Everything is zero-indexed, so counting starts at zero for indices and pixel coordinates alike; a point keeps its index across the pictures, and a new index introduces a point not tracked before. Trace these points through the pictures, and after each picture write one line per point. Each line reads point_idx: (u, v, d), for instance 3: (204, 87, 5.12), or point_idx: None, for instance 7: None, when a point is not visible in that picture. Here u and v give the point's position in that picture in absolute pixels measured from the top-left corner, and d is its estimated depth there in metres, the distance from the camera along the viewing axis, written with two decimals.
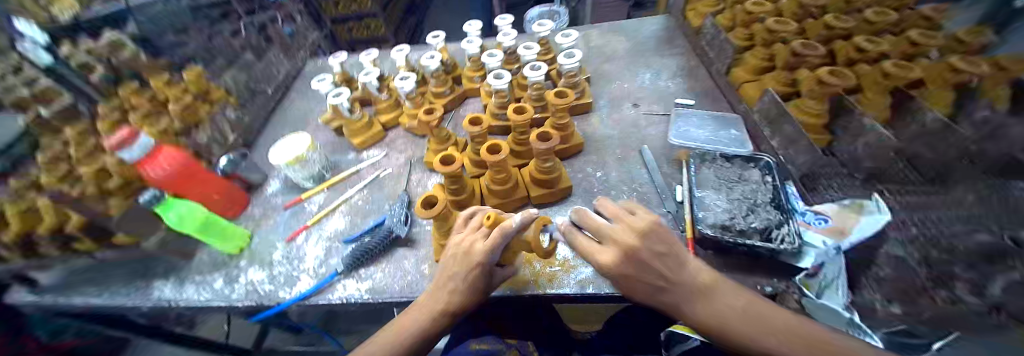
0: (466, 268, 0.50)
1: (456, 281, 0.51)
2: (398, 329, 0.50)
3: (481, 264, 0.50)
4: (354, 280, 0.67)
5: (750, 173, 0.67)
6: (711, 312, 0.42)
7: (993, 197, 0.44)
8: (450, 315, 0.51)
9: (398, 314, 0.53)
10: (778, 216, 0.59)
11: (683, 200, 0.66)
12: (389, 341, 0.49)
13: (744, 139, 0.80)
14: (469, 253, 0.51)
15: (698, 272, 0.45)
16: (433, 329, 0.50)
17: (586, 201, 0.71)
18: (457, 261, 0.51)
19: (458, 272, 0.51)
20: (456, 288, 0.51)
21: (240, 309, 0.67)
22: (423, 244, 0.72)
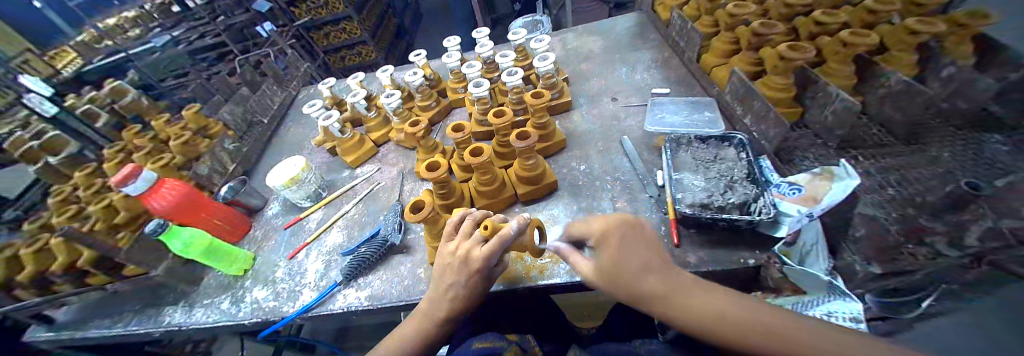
0: (465, 275, 0.50)
1: (456, 289, 0.50)
2: (394, 341, 0.52)
3: (480, 270, 0.49)
4: (353, 289, 0.70)
5: (724, 151, 0.70)
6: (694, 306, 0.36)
7: (972, 148, 0.57)
8: (452, 320, 0.51)
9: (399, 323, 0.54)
10: (754, 190, 0.61)
11: (663, 184, 0.69)
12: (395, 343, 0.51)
13: (718, 119, 0.82)
14: (468, 260, 0.49)
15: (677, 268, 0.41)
16: (434, 334, 0.52)
17: (571, 195, 0.74)
18: (454, 269, 0.50)
19: (459, 279, 0.50)
20: (457, 295, 0.50)
21: (248, 326, 0.70)
22: (418, 249, 0.75)
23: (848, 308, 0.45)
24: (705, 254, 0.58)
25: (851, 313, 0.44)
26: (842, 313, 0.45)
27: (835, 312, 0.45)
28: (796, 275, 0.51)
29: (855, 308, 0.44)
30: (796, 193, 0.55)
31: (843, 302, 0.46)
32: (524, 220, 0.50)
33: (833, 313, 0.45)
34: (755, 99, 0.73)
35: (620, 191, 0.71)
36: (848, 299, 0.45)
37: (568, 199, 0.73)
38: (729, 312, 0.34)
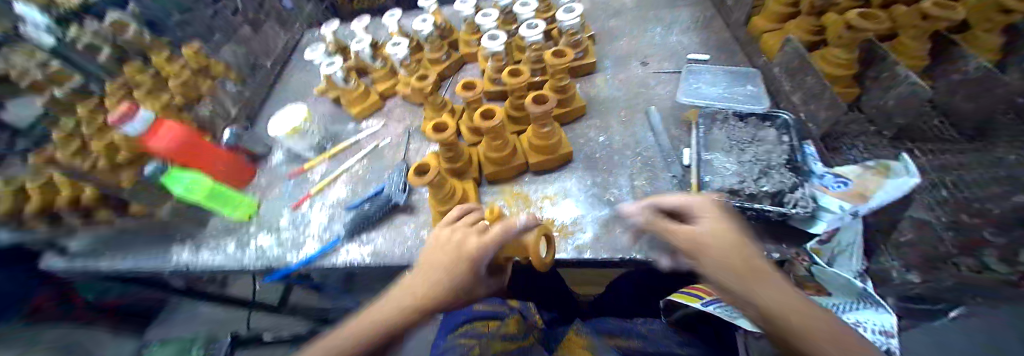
0: (452, 267, 0.39)
1: (428, 283, 0.38)
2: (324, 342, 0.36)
3: (470, 267, 0.39)
4: (356, 245, 0.69)
5: (763, 133, 0.62)
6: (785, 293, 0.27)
7: None
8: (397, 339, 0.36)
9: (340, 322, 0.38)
10: (793, 179, 0.54)
11: (688, 163, 0.62)
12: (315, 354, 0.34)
13: (761, 95, 0.73)
14: (460, 248, 0.40)
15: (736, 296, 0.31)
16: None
17: (587, 168, 0.68)
18: (442, 255, 0.40)
19: (440, 264, 0.39)
20: (424, 294, 0.37)
21: (252, 272, 0.70)
22: (422, 211, 0.72)
23: (877, 320, 0.39)
24: None
25: (881, 325, 0.38)
26: (870, 325, 0.39)
27: (863, 322, 0.40)
28: (828, 275, 0.45)
29: (887, 321, 0.38)
30: (841, 187, 0.51)
31: (872, 313, 0.40)
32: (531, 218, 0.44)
33: (858, 323, 0.40)
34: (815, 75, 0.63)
35: (640, 167, 0.66)
36: (881, 310, 0.40)
37: (583, 172, 0.68)
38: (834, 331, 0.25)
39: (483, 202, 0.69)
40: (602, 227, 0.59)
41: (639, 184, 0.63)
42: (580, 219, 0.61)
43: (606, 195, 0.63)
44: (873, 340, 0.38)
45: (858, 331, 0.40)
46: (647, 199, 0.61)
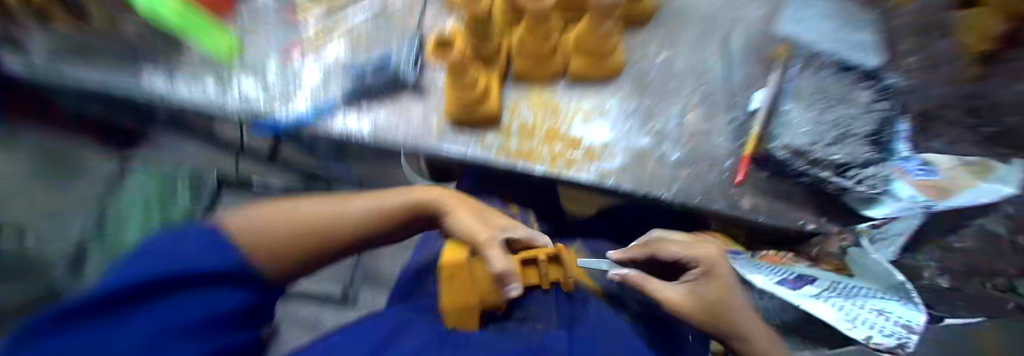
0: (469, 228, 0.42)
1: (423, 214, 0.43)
2: (273, 210, 0.37)
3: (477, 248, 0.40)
4: (353, 114, 0.60)
5: (857, 94, 0.53)
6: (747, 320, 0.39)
7: None
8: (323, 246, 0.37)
9: (291, 201, 0.39)
10: (872, 152, 0.48)
11: (756, 109, 0.53)
12: (264, 218, 0.35)
13: (870, 47, 0.56)
14: (482, 216, 0.45)
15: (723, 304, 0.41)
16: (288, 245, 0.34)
17: (634, 88, 0.58)
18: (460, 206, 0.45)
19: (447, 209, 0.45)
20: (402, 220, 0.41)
21: (231, 116, 0.60)
22: (433, 95, 0.62)
23: (904, 314, 0.36)
24: (764, 202, 0.49)
25: (906, 320, 0.35)
26: (896, 317, 0.36)
27: (887, 311, 0.37)
28: (867, 260, 0.43)
29: (914, 317, 0.35)
30: (921, 175, 0.45)
31: (898, 305, 0.37)
32: (500, 250, 0.40)
33: (883, 312, 0.37)
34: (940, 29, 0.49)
35: (697, 100, 0.56)
36: (910, 305, 0.36)
37: (631, 92, 0.58)
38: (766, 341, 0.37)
39: (506, 103, 0.59)
40: (634, 158, 0.51)
41: (691, 119, 0.54)
42: (611, 144, 0.53)
43: (649, 124, 0.54)
44: (891, 329, 0.35)
45: (882, 319, 0.36)
46: (695, 139, 0.53)
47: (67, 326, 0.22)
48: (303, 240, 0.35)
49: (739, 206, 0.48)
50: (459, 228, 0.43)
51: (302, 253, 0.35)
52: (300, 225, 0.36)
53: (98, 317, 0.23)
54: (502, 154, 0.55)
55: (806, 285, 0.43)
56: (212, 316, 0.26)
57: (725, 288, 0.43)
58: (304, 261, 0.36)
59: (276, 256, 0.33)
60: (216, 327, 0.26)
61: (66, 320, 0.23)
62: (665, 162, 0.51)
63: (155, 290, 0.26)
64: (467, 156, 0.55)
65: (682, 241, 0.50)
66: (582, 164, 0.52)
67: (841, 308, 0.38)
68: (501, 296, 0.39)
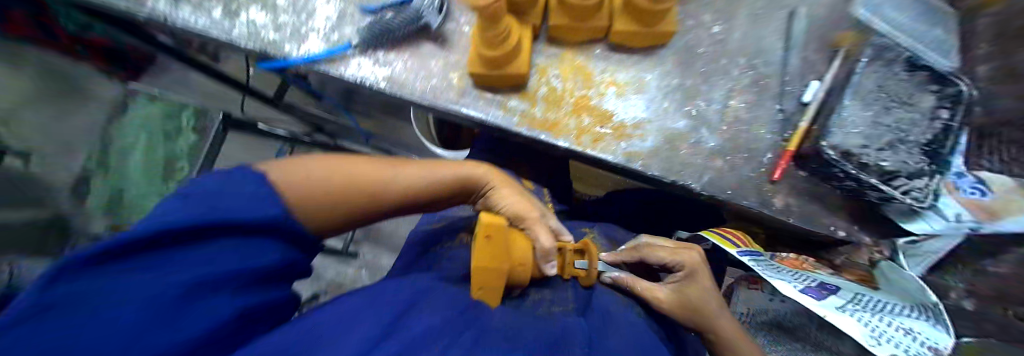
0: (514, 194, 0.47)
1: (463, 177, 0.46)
2: (308, 163, 0.35)
3: (533, 223, 0.45)
4: (371, 61, 0.56)
5: (920, 98, 0.45)
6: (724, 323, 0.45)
7: None
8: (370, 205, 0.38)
9: (312, 155, 0.37)
10: (922, 164, 0.44)
11: (810, 101, 0.50)
12: (312, 170, 0.35)
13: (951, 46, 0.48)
14: (507, 185, 0.49)
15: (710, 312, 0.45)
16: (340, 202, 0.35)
17: (680, 62, 0.53)
18: (499, 179, 0.49)
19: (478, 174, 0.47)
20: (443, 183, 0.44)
21: (245, 49, 0.57)
22: (456, 48, 0.57)
23: (933, 336, 0.36)
24: (795, 203, 0.50)
25: (933, 342, 0.35)
26: (923, 338, 0.36)
27: (914, 331, 0.36)
28: (904, 278, 0.41)
29: (942, 341, 0.35)
30: (973, 194, 0.41)
31: (926, 326, 0.37)
32: (548, 233, 0.44)
33: (909, 331, 0.37)
34: (1009, 33, 0.44)
35: (745, 84, 0.53)
36: (939, 327, 0.36)
37: (675, 68, 0.53)
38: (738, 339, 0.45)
39: (533, 65, 0.55)
40: (665, 142, 0.50)
41: (734, 104, 0.52)
42: (645, 123, 0.51)
43: (689, 105, 0.52)
44: (917, 350, 0.35)
45: (907, 338, 0.36)
46: (736, 128, 0.51)
47: (102, 268, 0.21)
48: (338, 208, 0.35)
49: (771, 205, 0.50)
50: (504, 209, 0.46)
51: (339, 219, 0.36)
52: (324, 190, 0.34)
53: (134, 261, 0.22)
54: (525, 123, 0.53)
55: (830, 294, 0.42)
56: (245, 273, 0.25)
57: (707, 297, 0.46)
58: (340, 225, 0.37)
59: (308, 221, 0.32)
60: (247, 284, 0.26)
61: (101, 260, 0.21)
62: (701, 150, 0.51)
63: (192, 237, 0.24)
64: (488, 121, 0.53)
65: (664, 248, 0.48)
66: (613, 143, 0.51)
67: (869, 324, 0.37)
68: (527, 272, 0.42)
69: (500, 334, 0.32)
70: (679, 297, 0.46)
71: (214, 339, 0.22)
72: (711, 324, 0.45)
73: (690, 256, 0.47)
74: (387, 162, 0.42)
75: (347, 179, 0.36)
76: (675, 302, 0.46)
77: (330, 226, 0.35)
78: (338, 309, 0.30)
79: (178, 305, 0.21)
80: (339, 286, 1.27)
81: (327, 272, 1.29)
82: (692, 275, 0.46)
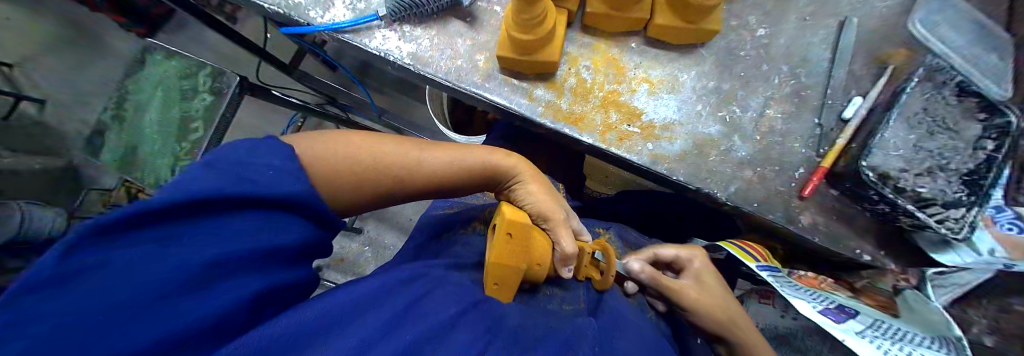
0: (540, 188, 0.47)
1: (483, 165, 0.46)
2: (333, 142, 0.38)
3: (558, 224, 0.45)
4: (397, 35, 0.54)
5: (965, 126, 0.44)
6: (742, 321, 0.46)
7: None
8: (388, 189, 0.42)
9: (342, 133, 0.40)
10: (962, 195, 0.42)
11: (851, 118, 0.48)
12: (338, 151, 0.38)
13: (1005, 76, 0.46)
14: (537, 178, 0.48)
15: (729, 306, 0.46)
16: (359, 181, 0.39)
17: (718, 63, 0.51)
18: (529, 170, 0.48)
19: (502, 165, 0.47)
20: (460, 170, 0.45)
21: (268, 12, 0.55)
22: (485, 29, 0.55)
23: None
24: (822, 221, 0.48)
25: None
26: None
27: None
28: (928, 309, 0.40)
29: None
30: (1010, 230, 0.40)
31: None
32: (569, 237, 0.43)
33: None
34: None
35: (784, 94, 0.50)
36: None
37: (712, 71, 0.51)
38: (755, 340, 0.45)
39: (564, 52, 0.53)
40: (694, 147, 0.49)
41: (771, 113, 0.50)
42: (675, 125, 0.50)
43: (724, 111, 0.50)
44: None
45: None
46: (769, 139, 0.49)
47: (113, 239, 0.20)
48: (358, 187, 0.39)
49: (795, 220, 0.48)
50: (528, 206, 0.46)
51: (362, 196, 0.40)
52: (347, 170, 0.38)
53: (150, 234, 0.22)
54: (549, 114, 0.51)
55: (849, 318, 0.41)
56: (255, 252, 0.26)
57: (723, 292, 0.48)
58: (364, 202, 0.42)
59: (334, 197, 0.37)
60: (257, 261, 0.26)
61: (112, 230, 0.20)
62: (730, 158, 0.49)
63: (202, 212, 0.24)
64: (512, 109, 0.52)
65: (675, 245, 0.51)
66: (639, 142, 0.49)
67: (885, 349, 0.36)
68: (542, 273, 0.40)
69: (508, 330, 0.32)
70: (701, 290, 0.47)
71: (226, 316, 0.23)
72: (731, 321, 0.46)
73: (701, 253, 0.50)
74: (414, 145, 0.44)
75: (369, 162, 0.40)
76: (699, 294, 0.46)
77: (357, 202, 0.40)
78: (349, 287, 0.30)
79: (185, 289, 0.21)
80: (343, 260, 1.28)
81: None
82: (709, 270, 0.49)
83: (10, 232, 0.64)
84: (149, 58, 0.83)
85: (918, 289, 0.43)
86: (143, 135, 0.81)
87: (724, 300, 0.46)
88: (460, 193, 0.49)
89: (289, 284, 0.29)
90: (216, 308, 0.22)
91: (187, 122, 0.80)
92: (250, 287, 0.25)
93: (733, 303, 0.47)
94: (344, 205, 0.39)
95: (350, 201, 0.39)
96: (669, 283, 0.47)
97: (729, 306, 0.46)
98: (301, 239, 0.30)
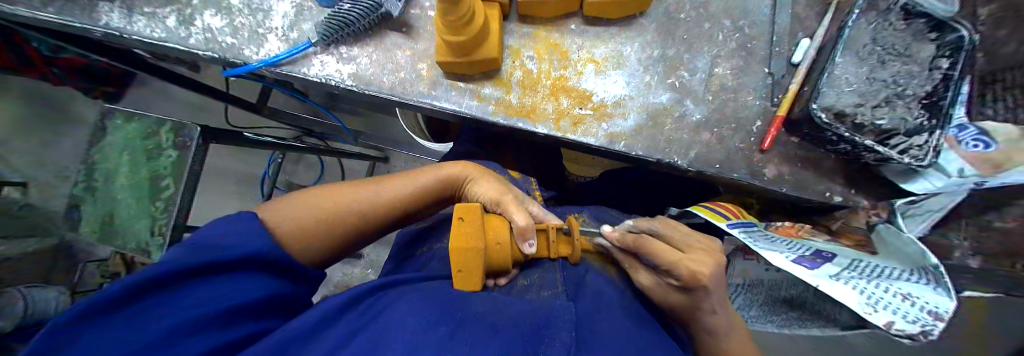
0: (495, 182, 0.50)
1: (436, 179, 0.50)
2: (291, 203, 0.43)
3: (513, 204, 0.47)
4: (335, 58, 0.53)
5: (918, 48, 0.43)
6: (713, 325, 0.42)
7: None
8: (359, 227, 0.45)
9: (300, 192, 0.45)
10: (923, 118, 0.41)
11: (801, 61, 0.47)
12: (298, 209, 0.42)
13: None
14: (489, 175, 0.52)
15: (704, 313, 0.42)
16: (325, 227, 0.42)
17: (661, 30, 0.51)
18: (482, 173, 0.51)
19: (451, 174, 0.50)
20: (417, 191, 0.48)
21: (203, 59, 0.53)
22: (422, 37, 0.54)
23: (933, 299, 0.34)
24: (788, 171, 0.49)
25: (934, 306, 0.33)
26: (923, 303, 0.34)
27: (912, 296, 0.35)
28: (901, 241, 0.39)
29: (944, 304, 0.33)
30: (976, 147, 0.38)
31: (924, 289, 0.35)
32: (521, 212, 0.46)
33: (907, 297, 0.35)
34: None
35: (730, 49, 0.51)
36: (939, 290, 0.34)
37: (658, 38, 0.51)
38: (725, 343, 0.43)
39: (505, 47, 0.51)
40: (649, 119, 0.48)
41: (720, 71, 0.50)
42: (627, 100, 0.49)
43: (673, 77, 0.50)
44: (916, 316, 0.33)
45: (906, 304, 0.35)
46: (722, 97, 0.49)
47: (90, 322, 0.26)
48: (327, 233, 0.42)
49: (761, 173, 0.48)
50: (480, 198, 0.49)
51: (330, 241, 0.43)
52: (311, 219, 0.42)
53: (117, 315, 0.27)
54: (501, 111, 0.50)
55: (825, 263, 0.40)
56: (213, 311, 0.30)
57: (704, 302, 0.41)
58: (339, 247, 0.45)
59: (307, 250, 0.41)
60: (218, 316, 0.30)
61: (86, 317, 0.26)
62: (686, 124, 0.49)
63: (165, 285, 0.30)
64: (462, 113, 0.51)
65: (663, 249, 0.43)
66: (594, 125, 0.48)
67: (862, 290, 0.36)
68: (506, 251, 0.42)
69: (482, 324, 0.32)
70: (672, 292, 0.44)
71: None
72: (696, 319, 0.43)
73: (703, 260, 0.41)
74: (370, 183, 0.48)
75: (329, 208, 0.43)
76: (665, 293, 0.45)
77: (333, 247, 0.44)
78: (313, 315, 0.33)
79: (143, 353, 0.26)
80: (347, 286, 1.28)
81: (335, 275, 1.29)
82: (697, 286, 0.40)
83: (15, 317, 0.57)
84: (106, 123, 0.81)
85: (891, 222, 0.43)
86: (115, 201, 0.79)
87: (700, 306, 0.42)
88: (419, 217, 0.53)
89: (262, 330, 0.33)
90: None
91: (157, 180, 0.78)
92: (210, 341, 0.29)
93: (714, 312, 0.42)
94: (313, 256, 0.42)
95: (321, 248, 0.42)
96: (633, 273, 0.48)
97: (704, 313, 0.42)
98: (264, 289, 0.35)
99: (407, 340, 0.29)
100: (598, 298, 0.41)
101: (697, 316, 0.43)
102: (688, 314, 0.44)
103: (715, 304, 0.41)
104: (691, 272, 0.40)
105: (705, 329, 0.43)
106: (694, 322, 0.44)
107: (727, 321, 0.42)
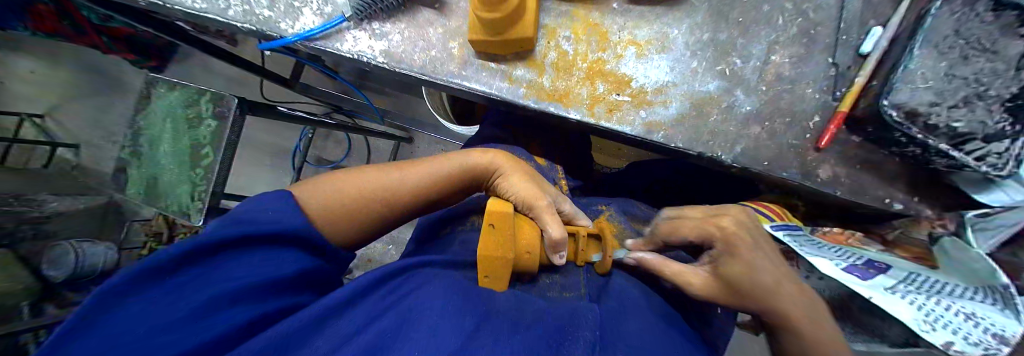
0: (520, 167, 0.50)
1: (459, 162, 0.48)
2: (317, 183, 0.43)
3: (548, 207, 0.45)
4: (367, 34, 0.52)
5: (1006, 43, 0.33)
6: (788, 299, 0.36)
7: None
8: (384, 212, 0.45)
9: (325, 173, 0.45)
10: (1004, 126, 0.35)
11: (870, 52, 0.42)
12: (326, 187, 0.42)
13: None
14: (511, 159, 0.50)
15: (773, 280, 0.37)
16: (348, 210, 0.42)
17: (712, 13, 0.47)
18: (513, 165, 0.49)
19: (476, 161, 0.48)
20: (438, 175, 0.47)
21: (241, 31, 0.54)
22: (455, 14, 0.52)
23: (999, 321, 0.31)
24: (844, 173, 0.45)
25: (999, 329, 0.31)
26: (986, 323, 0.31)
27: (977, 317, 0.32)
28: (970, 257, 0.36)
29: (1012, 328, 0.30)
30: None
31: (990, 310, 0.32)
32: (556, 222, 0.42)
33: (970, 317, 0.32)
34: None
35: (792, 35, 0.46)
36: (1008, 312, 0.31)
37: (708, 22, 0.46)
38: (811, 322, 0.35)
39: (540, 26, 0.49)
40: (693, 109, 0.45)
41: (776, 59, 0.46)
42: (669, 87, 0.46)
43: (723, 64, 0.46)
44: (978, 337, 0.30)
45: (966, 324, 0.32)
46: (777, 88, 0.45)
47: (145, 284, 0.28)
48: (354, 216, 0.42)
49: (812, 173, 0.45)
50: (512, 196, 0.46)
51: (361, 226, 0.44)
52: (335, 200, 0.42)
53: (173, 279, 0.29)
54: (531, 94, 0.48)
55: (878, 274, 0.37)
56: (258, 280, 0.32)
57: (762, 268, 0.37)
58: (368, 230, 0.45)
59: (335, 230, 0.41)
60: (256, 288, 0.32)
61: (147, 278, 0.28)
62: (733, 115, 0.45)
63: (209, 254, 0.31)
64: (493, 95, 0.49)
65: (692, 221, 0.43)
66: (631, 113, 0.46)
67: (920, 306, 0.33)
68: (535, 261, 0.41)
69: (503, 320, 0.32)
70: (720, 278, 0.39)
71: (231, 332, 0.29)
72: (766, 295, 0.36)
73: (737, 226, 0.40)
74: (393, 167, 0.47)
75: (353, 190, 0.43)
76: (711, 280, 0.40)
77: (360, 230, 0.44)
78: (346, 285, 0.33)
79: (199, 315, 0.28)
80: (370, 260, 1.33)
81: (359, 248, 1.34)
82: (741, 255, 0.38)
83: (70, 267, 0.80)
84: (153, 91, 0.85)
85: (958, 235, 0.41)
86: (162, 165, 0.85)
87: (767, 268, 0.37)
88: (449, 202, 0.52)
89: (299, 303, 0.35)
90: (224, 327, 0.28)
91: (197, 148, 0.80)
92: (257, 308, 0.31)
93: (780, 275, 0.37)
94: (344, 238, 0.43)
95: (352, 230, 0.43)
96: (670, 270, 0.43)
97: (773, 279, 0.37)
98: (296, 265, 0.35)
99: (433, 324, 0.29)
100: (621, 299, 0.41)
101: (767, 288, 0.36)
102: (753, 288, 0.37)
103: (770, 266, 0.37)
104: (729, 237, 0.39)
105: (779, 306, 0.36)
106: (765, 304, 0.37)
107: (799, 294, 0.36)
